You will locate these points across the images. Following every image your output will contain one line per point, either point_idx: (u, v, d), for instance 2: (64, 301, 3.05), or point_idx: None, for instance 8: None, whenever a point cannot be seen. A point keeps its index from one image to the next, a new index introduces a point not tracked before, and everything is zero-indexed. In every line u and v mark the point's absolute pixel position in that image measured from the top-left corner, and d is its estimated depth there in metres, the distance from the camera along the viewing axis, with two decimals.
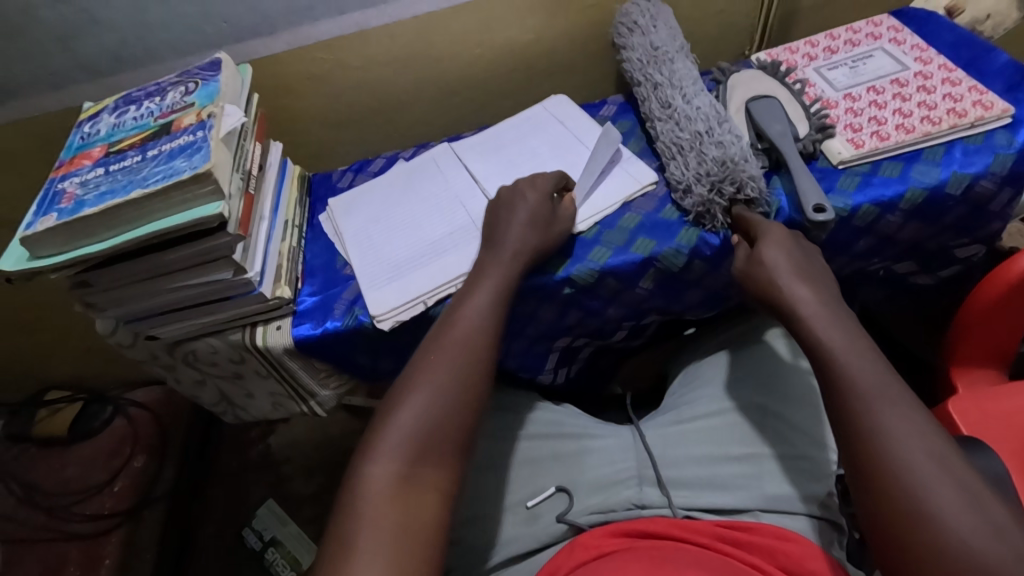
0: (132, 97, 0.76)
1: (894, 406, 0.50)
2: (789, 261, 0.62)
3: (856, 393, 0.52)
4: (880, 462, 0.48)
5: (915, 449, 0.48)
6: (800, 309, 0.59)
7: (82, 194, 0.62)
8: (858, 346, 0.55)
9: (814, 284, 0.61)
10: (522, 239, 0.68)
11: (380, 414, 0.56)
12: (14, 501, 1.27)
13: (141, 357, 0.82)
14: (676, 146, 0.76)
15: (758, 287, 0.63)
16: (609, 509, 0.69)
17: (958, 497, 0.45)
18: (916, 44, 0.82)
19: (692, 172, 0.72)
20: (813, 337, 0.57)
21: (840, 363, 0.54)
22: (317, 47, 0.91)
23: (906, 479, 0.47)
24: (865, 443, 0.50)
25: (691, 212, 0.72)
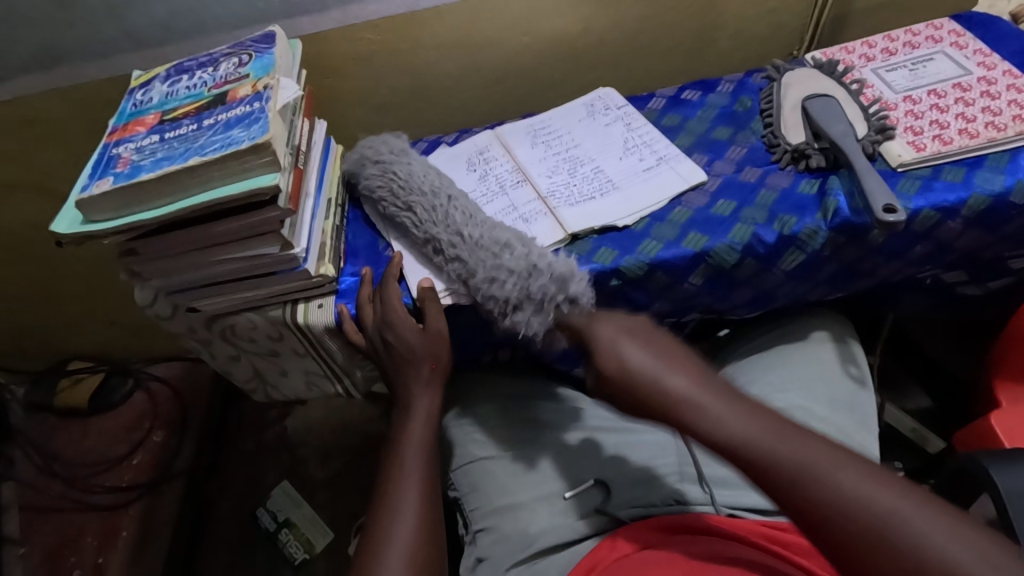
0: (184, 67, 0.75)
1: (813, 462, 0.46)
2: (650, 352, 0.57)
3: (785, 475, 0.47)
4: (862, 537, 0.43)
5: (870, 491, 0.44)
6: (691, 402, 0.53)
7: (138, 159, 0.62)
8: (749, 418, 0.51)
9: (687, 369, 0.56)
10: (433, 393, 0.71)
11: (371, 550, 0.59)
12: (33, 470, 1.26)
13: (178, 330, 0.82)
14: (478, 258, 0.69)
15: (639, 394, 0.55)
16: (651, 503, 0.67)
17: (926, 512, 0.43)
18: (979, 49, 0.80)
19: (513, 276, 0.67)
20: (707, 429, 0.51)
21: (748, 451, 0.49)
22: (364, 26, 0.90)
23: (889, 538, 0.42)
24: (825, 523, 0.44)
25: (527, 319, 0.67)
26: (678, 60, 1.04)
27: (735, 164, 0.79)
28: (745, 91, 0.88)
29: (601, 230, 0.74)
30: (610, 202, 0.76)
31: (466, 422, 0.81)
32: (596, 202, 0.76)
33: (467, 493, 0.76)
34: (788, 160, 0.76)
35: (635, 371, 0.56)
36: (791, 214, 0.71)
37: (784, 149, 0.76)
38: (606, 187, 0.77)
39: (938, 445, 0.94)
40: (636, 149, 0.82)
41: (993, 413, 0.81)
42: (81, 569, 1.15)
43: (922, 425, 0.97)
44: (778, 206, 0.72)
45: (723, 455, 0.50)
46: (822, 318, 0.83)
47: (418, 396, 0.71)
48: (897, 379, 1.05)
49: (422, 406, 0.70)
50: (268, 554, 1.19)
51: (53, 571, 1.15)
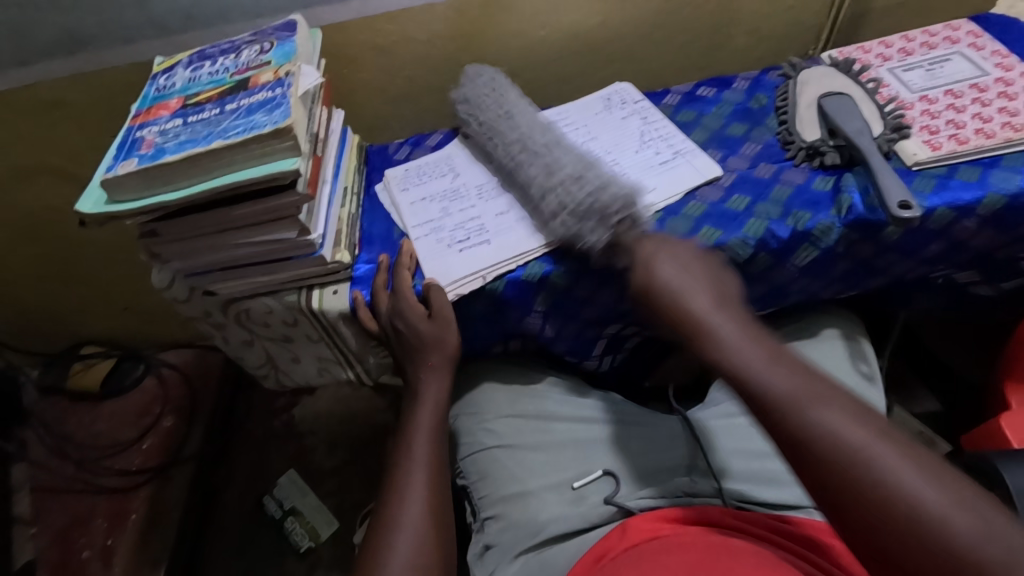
0: (207, 53, 0.76)
1: (809, 393, 0.46)
2: (678, 275, 0.59)
3: (769, 398, 0.47)
4: (827, 464, 0.43)
5: (850, 426, 0.44)
6: (705, 322, 0.54)
7: (162, 141, 0.63)
8: (760, 345, 0.51)
9: (713, 292, 0.57)
10: (440, 381, 0.71)
11: (380, 533, 0.60)
12: (45, 451, 1.27)
13: (194, 313, 0.83)
14: (552, 174, 0.70)
15: (658, 304, 0.58)
16: (660, 495, 0.69)
17: (906, 459, 0.42)
18: (996, 51, 0.80)
19: (581, 193, 0.66)
20: (719, 344, 0.52)
21: (750, 373, 0.49)
22: (383, 17, 0.90)
23: (859, 467, 0.42)
24: (812, 448, 0.44)
25: (590, 229, 0.65)
26: (694, 57, 1.04)
27: (750, 160, 0.79)
28: (760, 88, 0.88)
29: None
30: None
31: (475, 410, 0.82)
32: None
33: (476, 481, 0.77)
34: (804, 157, 0.76)
35: (658, 288, 0.58)
36: (805, 210, 0.71)
37: (799, 146, 0.77)
38: (622, 180, 0.78)
39: (945, 447, 0.95)
40: (652, 142, 0.82)
41: (1002, 414, 0.82)
42: (90, 550, 1.16)
43: (929, 428, 0.98)
44: (793, 201, 0.73)
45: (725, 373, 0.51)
46: (832, 316, 0.83)
47: (425, 386, 0.71)
48: (901, 381, 1.06)
49: (428, 393, 0.71)
50: (274, 540, 1.20)
51: (62, 551, 1.15)
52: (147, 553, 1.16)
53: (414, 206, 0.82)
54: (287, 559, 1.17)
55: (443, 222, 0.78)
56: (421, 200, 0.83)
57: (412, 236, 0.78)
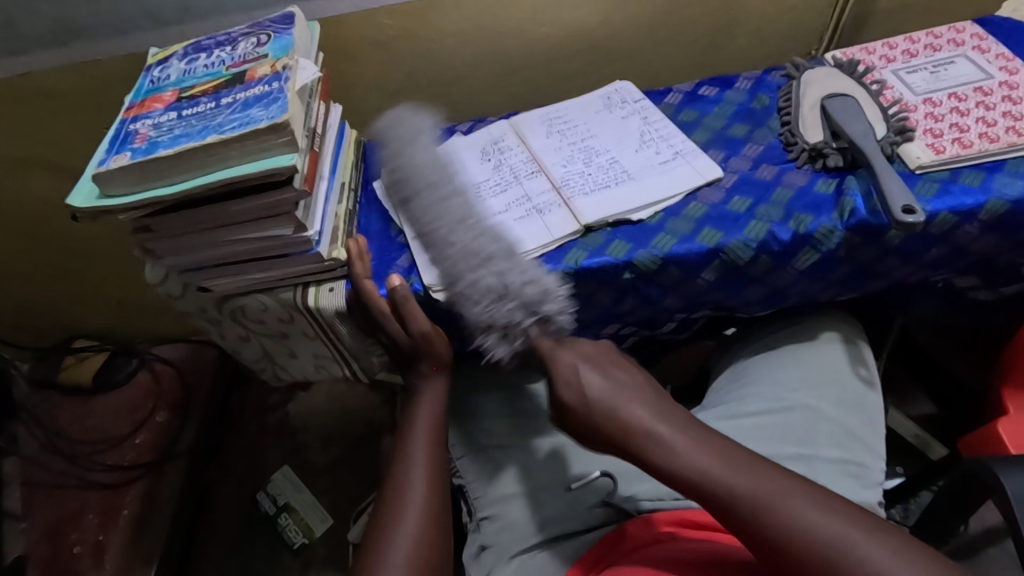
0: (202, 46, 0.75)
1: (763, 485, 0.51)
2: (614, 385, 0.63)
3: (730, 497, 0.52)
4: (792, 551, 0.47)
5: (804, 509, 0.49)
6: (647, 431, 0.58)
7: (155, 135, 0.62)
8: (706, 447, 0.56)
9: (647, 401, 0.61)
10: (440, 384, 0.72)
11: (377, 533, 0.60)
12: (36, 446, 1.26)
13: (188, 310, 0.82)
14: (458, 265, 0.67)
15: (594, 420, 0.61)
16: (660, 497, 0.68)
17: (865, 532, 0.47)
18: (1001, 54, 0.80)
19: (483, 297, 0.65)
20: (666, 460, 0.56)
21: (704, 475, 0.54)
22: (382, 11, 0.89)
23: (818, 550, 0.47)
24: (777, 534, 0.49)
25: (493, 345, 0.66)
26: (696, 55, 1.03)
27: (751, 160, 0.78)
28: (763, 88, 0.87)
29: (614, 222, 0.74)
30: (626, 195, 0.75)
31: (474, 409, 0.81)
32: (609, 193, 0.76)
33: (473, 480, 0.76)
34: (806, 159, 0.76)
35: (594, 401, 0.61)
36: (807, 213, 0.71)
37: (801, 148, 0.76)
38: (624, 178, 0.77)
39: (940, 451, 0.96)
40: (653, 142, 0.81)
41: (1000, 420, 0.82)
42: (81, 546, 1.15)
43: (925, 431, 0.98)
44: (794, 204, 0.72)
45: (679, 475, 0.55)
46: (833, 319, 0.83)
47: (426, 391, 0.71)
48: (897, 385, 1.06)
49: (427, 394, 0.71)
50: (266, 537, 1.19)
51: (54, 546, 1.14)
52: (140, 549, 1.15)
53: None
54: (281, 556, 1.17)
55: None
56: None
57: (409, 235, 0.77)
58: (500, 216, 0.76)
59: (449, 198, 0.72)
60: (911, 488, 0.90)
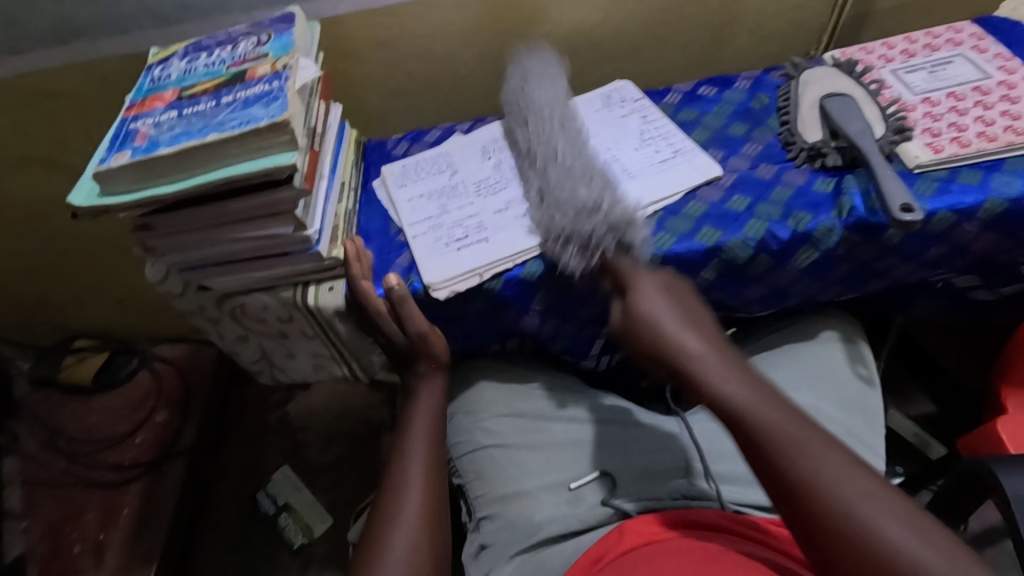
0: (203, 45, 0.75)
1: (806, 439, 0.48)
2: (678, 313, 0.59)
3: (764, 440, 0.49)
4: (816, 507, 0.45)
5: (840, 470, 0.46)
6: (695, 361, 0.55)
7: (156, 134, 0.63)
8: (756, 388, 0.53)
9: (704, 332, 0.58)
10: (439, 382, 0.73)
11: (376, 530, 0.60)
12: (36, 445, 1.26)
13: (188, 308, 0.82)
14: (558, 186, 0.70)
15: (640, 342, 0.59)
16: (657, 496, 0.68)
17: (892, 510, 0.44)
18: (999, 54, 0.80)
19: (571, 211, 0.67)
20: (711, 388, 0.53)
21: (745, 412, 0.51)
22: (382, 11, 0.89)
23: (844, 513, 0.44)
24: (798, 488, 0.46)
25: (570, 257, 0.67)
26: (695, 55, 1.03)
27: (750, 160, 0.78)
28: (762, 88, 0.87)
29: None
30: (626, 194, 0.75)
31: (474, 409, 0.81)
32: None
33: (472, 480, 0.77)
34: (805, 158, 0.76)
35: (642, 322, 0.59)
36: (806, 212, 0.71)
37: (800, 147, 0.76)
38: (622, 177, 0.77)
39: (940, 451, 0.96)
40: (652, 141, 0.82)
41: (999, 419, 0.82)
42: (82, 545, 1.15)
43: (925, 432, 0.99)
44: (793, 203, 0.72)
45: (721, 406, 0.53)
46: (832, 318, 0.83)
47: (424, 392, 0.72)
48: (896, 385, 1.07)
49: (424, 396, 0.72)
50: (266, 536, 1.19)
51: (54, 545, 1.14)
52: (140, 548, 1.15)
53: (412, 203, 0.81)
54: (280, 555, 1.17)
55: (441, 219, 0.77)
56: (421, 196, 0.81)
57: (408, 234, 0.77)
58: (498, 215, 0.76)
59: (549, 157, 0.73)
60: (910, 487, 0.90)
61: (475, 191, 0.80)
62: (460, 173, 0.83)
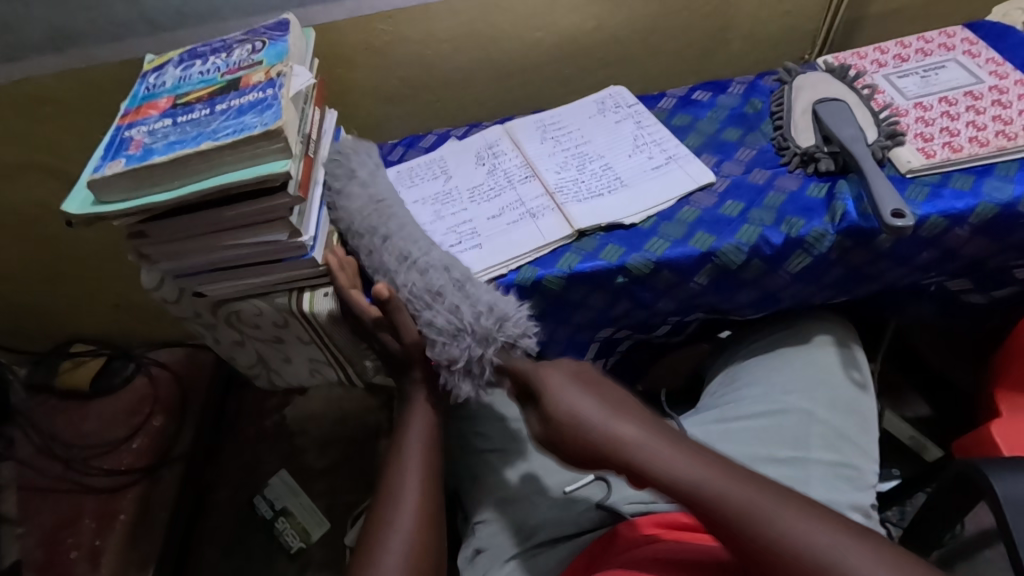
0: (197, 52, 0.75)
1: (756, 501, 0.50)
2: (599, 402, 0.61)
3: (720, 510, 0.51)
4: (789, 563, 0.47)
5: (797, 520, 0.49)
6: (634, 449, 0.57)
7: (150, 142, 0.63)
8: (693, 458, 0.55)
9: (634, 417, 0.60)
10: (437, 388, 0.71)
11: (372, 534, 0.60)
12: (32, 451, 1.26)
13: (183, 314, 0.82)
14: (416, 301, 0.68)
15: (579, 441, 0.60)
16: (652, 500, 0.68)
17: (860, 543, 0.47)
18: (991, 58, 0.80)
19: (441, 334, 0.66)
20: (659, 475, 0.55)
21: (695, 487, 0.53)
22: (378, 17, 0.90)
23: (816, 561, 0.46)
24: (766, 547, 0.48)
25: (460, 379, 0.67)
26: (690, 60, 1.04)
27: (744, 165, 0.79)
28: (756, 93, 0.88)
29: (607, 227, 0.74)
30: (620, 200, 0.76)
31: (467, 415, 0.81)
32: (602, 198, 0.76)
33: (467, 483, 0.76)
34: (798, 163, 0.76)
35: (579, 420, 0.60)
36: (799, 217, 0.71)
37: (793, 152, 0.77)
38: (616, 183, 0.78)
39: (936, 454, 0.96)
40: (646, 147, 0.82)
41: (992, 422, 0.82)
42: (78, 550, 1.15)
43: (920, 434, 0.99)
44: (787, 208, 0.72)
45: (671, 490, 0.55)
46: (826, 322, 0.83)
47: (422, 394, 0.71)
48: (892, 387, 1.07)
49: (424, 401, 0.70)
50: (263, 541, 1.19)
51: (50, 550, 1.14)
52: (136, 554, 1.14)
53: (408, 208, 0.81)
54: (277, 560, 1.17)
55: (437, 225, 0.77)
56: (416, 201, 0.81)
57: None
58: (493, 221, 0.76)
59: (403, 251, 0.71)
60: (905, 490, 0.90)
61: (471, 197, 0.80)
62: (456, 178, 0.83)
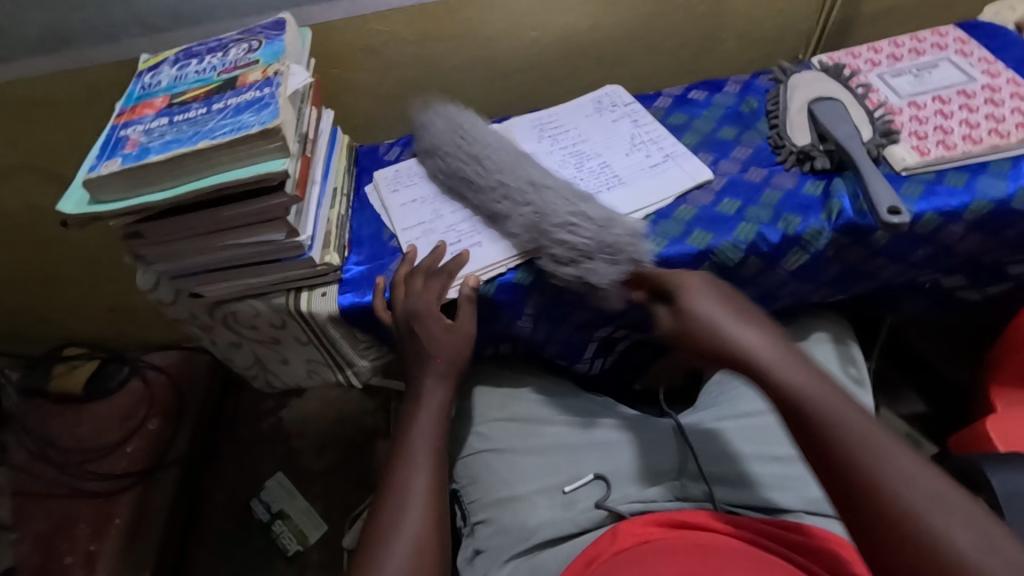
0: (193, 51, 0.75)
1: (875, 437, 0.44)
2: (723, 303, 0.57)
3: (824, 434, 0.46)
4: (875, 508, 0.42)
5: (907, 473, 0.42)
6: (752, 350, 0.52)
7: (146, 141, 0.62)
8: (816, 380, 0.49)
9: (759, 323, 0.55)
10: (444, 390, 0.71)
11: (377, 535, 0.60)
12: (26, 456, 1.25)
13: (180, 316, 0.82)
14: (550, 200, 0.69)
15: (686, 332, 0.56)
16: (650, 499, 0.68)
17: (969, 525, 0.39)
18: (983, 57, 0.81)
19: (585, 227, 0.66)
20: (767, 376, 0.50)
21: (805, 401, 0.48)
22: (373, 17, 0.90)
23: (913, 519, 0.40)
24: (862, 483, 0.43)
25: (602, 270, 0.66)
26: (685, 59, 1.04)
27: (741, 163, 0.79)
28: (751, 92, 0.88)
29: None
30: (618, 198, 0.76)
31: (465, 415, 0.81)
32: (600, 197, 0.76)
33: (467, 485, 0.76)
34: (794, 161, 0.76)
35: (691, 313, 0.56)
36: (795, 214, 0.72)
37: (789, 150, 0.77)
38: (613, 182, 0.78)
39: (931, 450, 0.97)
40: (643, 146, 0.82)
41: (988, 418, 0.82)
42: (73, 556, 1.13)
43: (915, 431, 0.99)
44: (783, 205, 0.73)
45: (776, 396, 0.50)
46: (823, 320, 0.84)
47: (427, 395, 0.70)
48: (887, 385, 1.07)
49: (428, 402, 0.70)
50: (260, 544, 1.19)
51: (45, 556, 1.13)
52: (132, 559, 1.14)
53: (406, 208, 0.81)
54: (275, 563, 1.16)
55: (435, 224, 0.77)
56: (414, 201, 0.81)
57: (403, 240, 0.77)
58: None
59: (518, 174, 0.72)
60: None
61: None
62: None
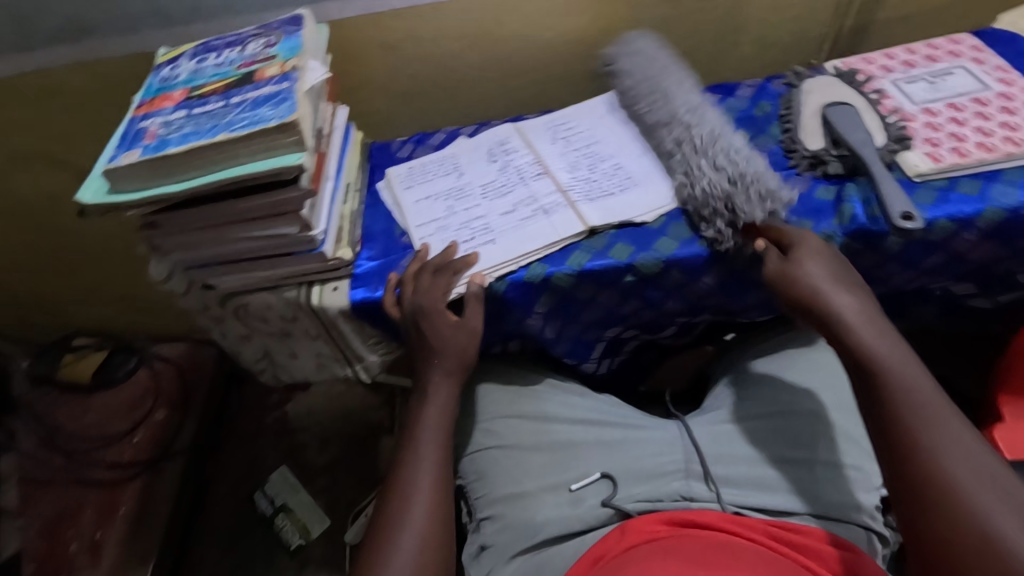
0: (212, 45, 0.76)
1: (945, 421, 0.53)
2: (827, 270, 0.64)
3: (906, 403, 0.55)
4: (928, 467, 0.52)
5: (969, 453, 0.52)
6: (849, 322, 0.61)
7: (165, 133, 0.63)
8: (907, 362, 0.58)
9: (860, 300, 0.62)
10: (450, 387, 0.71)
11: (382, 529, 0.61)
12: (34, 443, 1.26)
13: (191, 307, 0.82)
14: (691, 156, 0.73)
15: (791, 289, 0.64)
16: (657, 498, 0.70)
17: (1003, 502, 0.49)
18: (998, 66, 0.81)
19: (726, 173, 0.70)
20: (856, 341, 0.60)
21: (895, 376, 0.57)
22: (389, 14, 0.90)
23: (957, 487, 0.50)
24: (920, 445, 0.53)
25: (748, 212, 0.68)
26: (698, 63, 1.04)
27: None
28: (764, 96, 0.88)
29: (618, 225, 0.74)
30: (631, 199, 0.76)
31: (471, 411, 0.81)
32: (613, 198, 0.77)
33: (473, 481, 0.77)
34: (806, 166, 0.77)
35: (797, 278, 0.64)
36: (807, 218, 0.72)
37: (802, 155, 0.77)
38: (626, 182, 0.78)
39: None
40: None
41: (994, 426, 0.82)
42: (78, 543, 1.14)
43: None
44: (795, 209, 0.73)
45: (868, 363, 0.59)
46: None
47: (434, 390, 0.71)
48: None
49: (435, 397, 0.70)
50: (263, 537, 1.19)
51: (50, 543, 1.14)
52: (136, 548, 1.14)
53: (418, 205, 0.81)
54: (278, 556, 1.17)
55: (448, 221, 0.78)
56: (426, 198, 0.82)
57: (415, 236, 0.77)
58: (505, 217, 0.76)
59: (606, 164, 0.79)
60: None
61: (482, 193, 0.80)
62: (468, 175, 0.83)
